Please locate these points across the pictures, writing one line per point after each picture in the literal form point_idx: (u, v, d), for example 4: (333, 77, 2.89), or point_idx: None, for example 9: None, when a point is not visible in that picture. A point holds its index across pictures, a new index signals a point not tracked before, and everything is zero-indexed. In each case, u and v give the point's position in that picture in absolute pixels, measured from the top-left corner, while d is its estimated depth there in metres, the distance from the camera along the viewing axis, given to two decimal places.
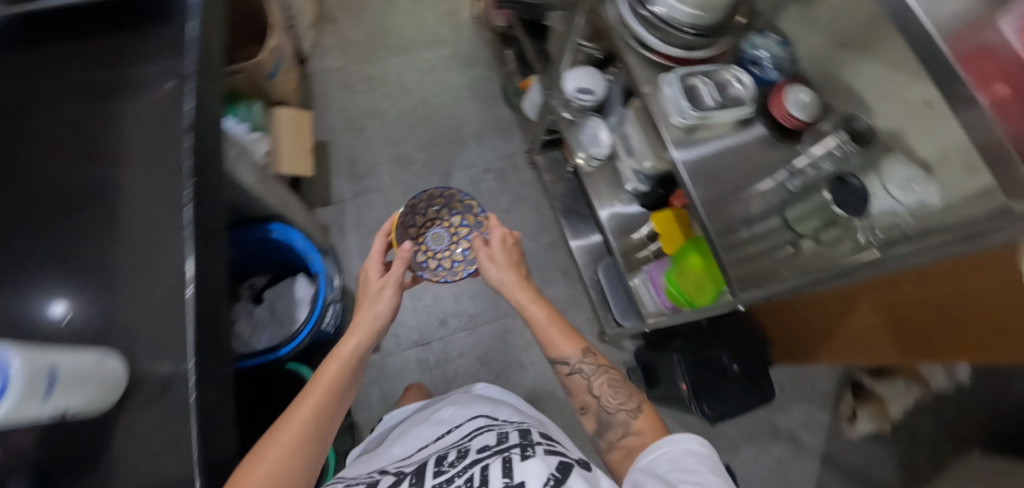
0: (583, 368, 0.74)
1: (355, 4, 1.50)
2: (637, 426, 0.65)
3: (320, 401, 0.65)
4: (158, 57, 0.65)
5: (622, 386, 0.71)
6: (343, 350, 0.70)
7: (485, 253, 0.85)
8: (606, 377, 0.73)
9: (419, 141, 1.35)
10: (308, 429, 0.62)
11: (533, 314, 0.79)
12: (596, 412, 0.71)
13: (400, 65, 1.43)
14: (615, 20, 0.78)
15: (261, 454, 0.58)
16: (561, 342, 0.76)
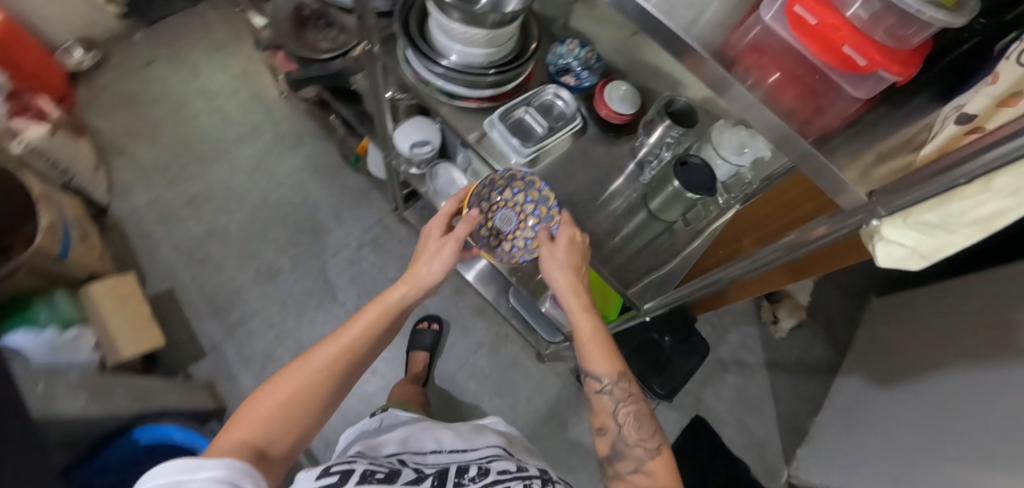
0: (615, 391, 0.55)
1: (142, 124, 1.31)
2: (653, 466, 0.51)
3: (361, 342, 0.56)
4: None
5: (647, 415, 0.55)
6: (388, 295, 0.60)
7: (544, 247, 0.65)
8: (633, 407, 0.55)
9: (277, 246, 1.22)
10: (337, 373, 0.53)
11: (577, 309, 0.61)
12: (613, 442, 0.55)
13: (221, 172, 1.28)
14: (412, 81, 0.70)
15: (288, 374, 0.51)
16: (595, 351, 0.57)
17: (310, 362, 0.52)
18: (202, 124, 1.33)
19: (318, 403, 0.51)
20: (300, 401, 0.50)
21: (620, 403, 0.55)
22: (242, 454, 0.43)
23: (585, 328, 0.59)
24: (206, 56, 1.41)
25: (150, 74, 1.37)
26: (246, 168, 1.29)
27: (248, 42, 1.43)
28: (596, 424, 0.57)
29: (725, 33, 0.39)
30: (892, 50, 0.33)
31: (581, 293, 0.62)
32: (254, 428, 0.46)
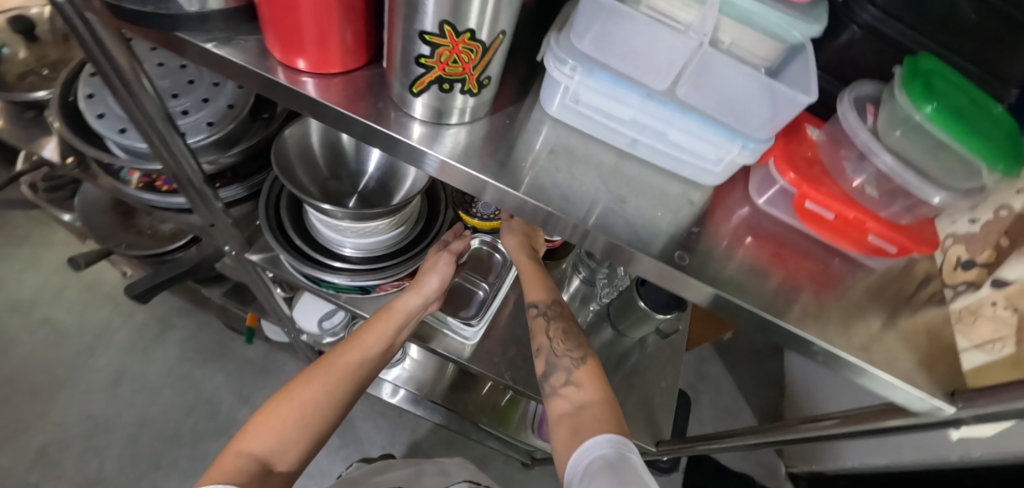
0: (549, 312, 0.48)
1: None
2: (583, 379, 0.44)
3: (375, 351, 0.49)
4: None
5: (575, 329, 0.48)
6: (403, 301, 0.50)
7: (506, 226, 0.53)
8: (562, 323, 0.48)
9: (178, 468, 0.96)
10: (349, 384, 0.45)
11: (517, 256, 0.52)
12: (546, 356, 0.47)
13: (72, 402, 0.99)
14: (305, 283, 0.54)
15: (300, 383, 0.43)
16: (530, 283, 0.50)
17: (323, 371, 0.45)
18: (24, 351, 1.02)
19: (333, 415, 0.44)
20: (315, 411, 0.42)
21: (550, 322, 0.48)
22: (248, 473, 0.36)
23: (528, 271, 0.51)
24: (5, 262, 1.10)
25: None
26: (106, 386, 1.01)
27: (61, 226, 1.14)
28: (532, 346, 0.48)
29: (724, 225, 0.29)
30: (921, 230, 0.27)
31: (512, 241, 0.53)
32: (263, 438, 0.39)
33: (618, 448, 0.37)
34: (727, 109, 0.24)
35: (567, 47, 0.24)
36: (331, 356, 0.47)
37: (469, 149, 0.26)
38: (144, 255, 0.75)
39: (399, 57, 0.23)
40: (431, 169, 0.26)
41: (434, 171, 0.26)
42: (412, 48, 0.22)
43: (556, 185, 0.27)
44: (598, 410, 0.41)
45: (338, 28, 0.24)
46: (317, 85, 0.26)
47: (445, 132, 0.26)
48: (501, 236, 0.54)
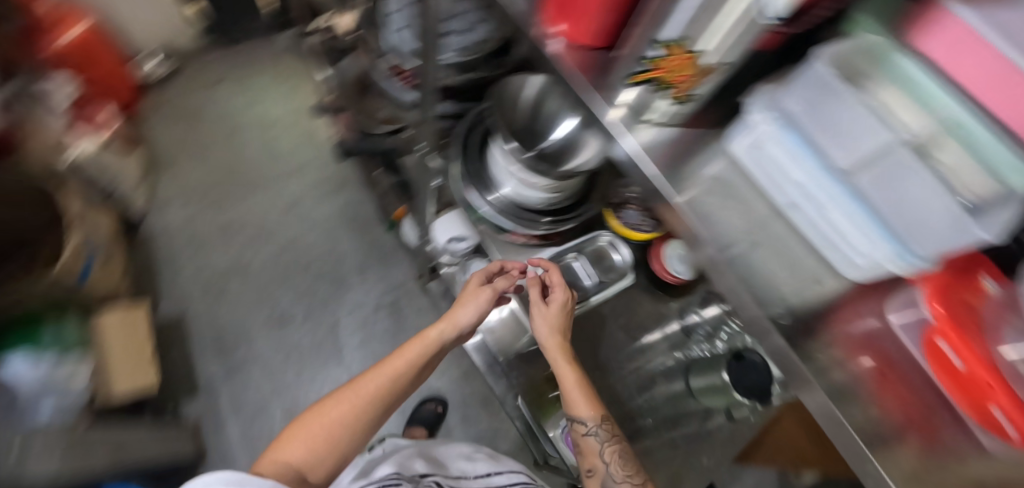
0: (600, 434, 0.56)
1: (196, 141, 1.32)
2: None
3: (402, 372, 0.58)
4: None
5: (626, 452, 0.56)
6: (430, 333, 0.59)
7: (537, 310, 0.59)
8: (615, 447, 0.56)
9: (295, 292, 1.19)
10: (374, 405, 0.55)
11: (546, 342, 0.59)
12: (604, 481, 0.54)
13: (259, 206, 1.28)
14: (461, 201, 0.64)
15: (332, 402, 0.54)
16: (579, 402, 0.57)
17: (351, 395, 0.54)
18: (252, 154, 1.33)
19: (358, 431, 0.54)
20: (345, 432, 0.52)
21: (604, 444, 0.56)
22: (284, 478, 0.46)
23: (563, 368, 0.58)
24: (270, 87, 1.43)
25: (214, 94, 1.40)
26: (283, 206, 1.29)
27: (313, 80, 1.44)
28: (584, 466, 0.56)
29: (836, 321, 0.31)
30: None
31: (545, 320, 0.59)
32: (299, 452, 0.49)
33: None
34: (893, 209, 0.25)
35: (773, 98, 0.28)
36: (363, 379, 0.56)
37: (651, 146, 0.33)
38: (360, 128, 0.95)
39: (629, 55, 0.30)
40: (616, 152, 0.34)
41: (623, 155, 0.33)
42: (642, 48, 0.28)
43: (704, 207, 0.31)
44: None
45: (597, 14, 0.31)
46: (564, 47, 0.34)
47: (639, 126, 0.33)
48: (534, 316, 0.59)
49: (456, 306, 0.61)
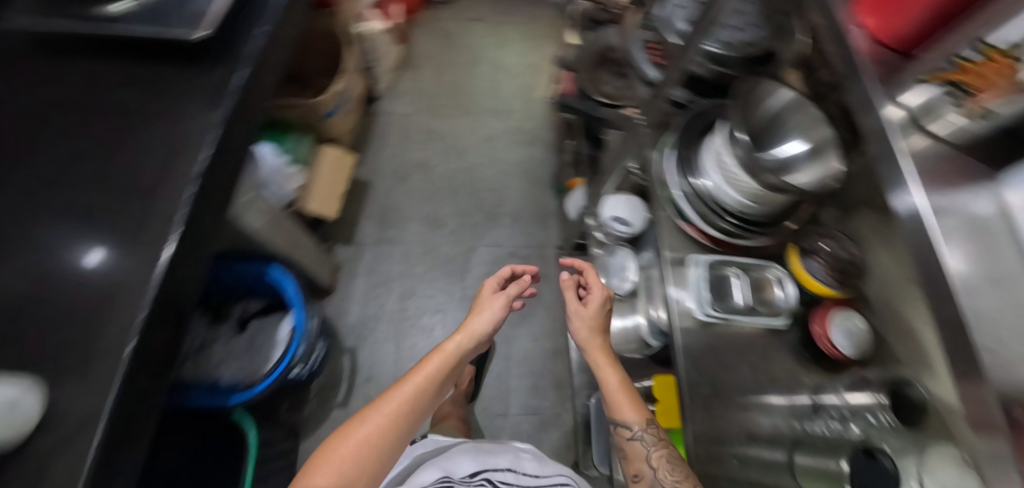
0: (645, 438, 0.61)
1: (442, 57, 1.54)
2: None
3: (423, 384, 0.68)
4: (184, 103, 0.68)
5: (680, 462, 0.57)
6: (448, 345, 0.73)
7: (573, 305, 0.77)
8: (663, 453, 0.59)
9: (455, 207, 1.34)
10: (401, 419, 0.64)
11: (585, 337, 0.73)
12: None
13: (462, 126, 1.45)
14: (656, 176, 0.71)
15: (358, 423, 0.61)
16: (623, 405, 0.64)
17: (375, 413, 0.62)
18: (477, 84, 1.52)
19: (385, 450, 0.61)
20: (371, 449, 0.59)
21: (649, 449, 0.60)
22: None
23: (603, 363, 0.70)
24: (517, 39, 1.61)
25: (473, 28, 1.61)
26: (480, 136, 1.44)
27: (553, 47, 1.59)
28: (632, 472, 0.61)
29: None
30: None
31: (584, 320, 0.74)
32: (328, 474, 0.55)
33: None
34: None
35: None
36: (386, 399, 0.64)
37: (919, 155, 0.36)
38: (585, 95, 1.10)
39: (934, 56, 0.35)
40: (897, 204, 0.33)
41: (899, 208, 0.33)
42: (958, 49, 0.33)
43: (962, 251, 0.31)
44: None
45: (911, 13, 0.37)
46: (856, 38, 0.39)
47: (910, 135, 0.37)
48: (574, 322, 0.76)
49: (469, 323, 0.78)
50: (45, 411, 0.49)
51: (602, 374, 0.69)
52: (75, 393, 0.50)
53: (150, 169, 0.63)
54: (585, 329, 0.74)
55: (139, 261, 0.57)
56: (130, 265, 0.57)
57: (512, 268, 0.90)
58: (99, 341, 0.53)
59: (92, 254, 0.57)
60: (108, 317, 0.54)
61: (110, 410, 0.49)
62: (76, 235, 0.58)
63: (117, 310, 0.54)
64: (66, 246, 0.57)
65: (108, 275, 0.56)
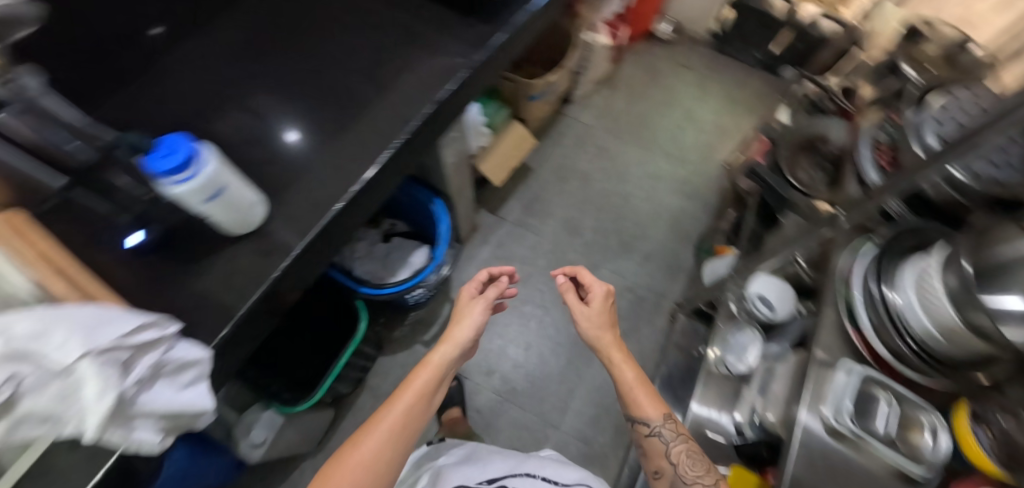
0: (662, 433, 0.75)
1: (642, 88, 1.60)
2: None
3: (415, 400, 0.73)
4: (446, 58, 0.85)
5: (700, 459, 0.73)
6: (433, 359, 0.77)
7: (582, 313, 0.87)
8: (684, 449, 0.74)
9: (596, 224, 1.39)
10: (396, 438, 0.69)
11: (600, 337, 0.84)
12: (673, 482, 0.73)
13: (633, 156, 1.49)
14: (841, 273, 0.74)
15: (354, 446, 0.66)
16: (642, 404, 0.79)
17: (365, 438, 0.67)
18: (664, 124, 1.55)
19: (387, 467, 0.66)
20: (371, 466, 0.65)
21: (669, 447, 0.74)
22: None
23: (614, 359, 0.83)
24: (721, 97, 1.60)
25: (683, 71, 1.64)
26: (647, 171, 1.47)
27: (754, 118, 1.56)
28: (654, 467, 0.76)
29: None
30: None
31: (590, 322, 0.86)
32: None
33: None
34: None
35: None
36: (376, 421, 0.69)
37: None
38: (774, 163, 1.14)
39: None
40: None
41: None
42: None
43: None
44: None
45: None
46: None
47: None
48: (581, 324, 0.87)
49: (451, 334, 0.81)
50: (260, 226, 0.72)
51: (619, 372, 0.82)
52: (286, 229, 0.72)
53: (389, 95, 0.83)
54: (599, 329, 0.85)
55: (354, 158, 0.78)
56: (348, 156, 0.78)
57: (487, 274, 0.90)
58: (314, 198, 0.75)
59: (291, 136, 0.80)
60: (328, 186, 0.76)
61: (297, 249, 0.71)
62: (322, 122, 0.82)
63: (334, 182, 0.76)
64: (304, 130, 0.81)
65: (335, 159, 0.78)
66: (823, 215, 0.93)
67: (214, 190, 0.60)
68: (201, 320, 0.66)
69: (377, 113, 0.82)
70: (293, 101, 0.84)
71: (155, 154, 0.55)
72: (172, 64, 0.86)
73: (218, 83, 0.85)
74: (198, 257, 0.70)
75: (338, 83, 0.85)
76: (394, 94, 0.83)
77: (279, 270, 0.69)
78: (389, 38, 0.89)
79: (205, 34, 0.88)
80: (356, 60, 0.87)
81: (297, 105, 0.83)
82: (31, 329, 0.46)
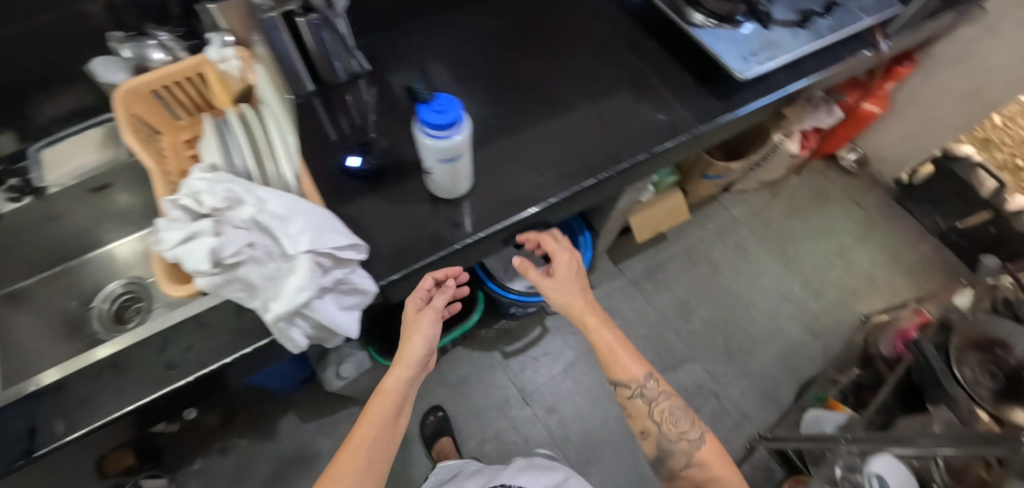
0: (647, 393, 0.69)
1: (805, 207, 1.53)
2: (704, 458, 0.65)
3: (373, 432, 0.63)
4: (672, 124, 0.89)
5: (684, 414, 0.69)
6: (386, 384, 0.66)
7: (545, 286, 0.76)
8: (669, 408, 0.69)
9: (707, 317, 1.35)
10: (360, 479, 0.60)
11: (571, 305, 0.74)
12: (660, 441, 0.69)
13: (770, 268, 1.43)
14: None
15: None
16: (618, 370, 0.70)
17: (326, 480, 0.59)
18: (815, 250, 1.46)
19: None
20: None
21: (653, 409, 0.69)
22: None
23: (590, 324, 0.72)
24: (888, 248, 1.48)
25: (854, 208, 1.55)
26: (778, 289, 1.40)
27: (918, 287, 1.42)
28: (640, 427, 0.71)
29: None
30: None
31: (559, 291, 0.75)
32: None
33: None
34: None
35: None
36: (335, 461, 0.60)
37: None
38: (940, 344, 1.05)
39: None
40: None
41: None
42: None
43: None
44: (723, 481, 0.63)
45: None
46: None
47: None
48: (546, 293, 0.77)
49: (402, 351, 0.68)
50: (459, 197, 0.76)
51: (598, 338, 0.72)
52: (483, 210, 0.76)
53: (610, 130, 0.87)
54: (567, 294, 0.75)
55: (554, 173, 0.82)
56: (559, 170, 0.82)
57: (433, 277, 0.73)
58: (515, 193, 0.79)
59: None
60: (534, 189, 0.80)
61: (481, 233, 0.74)
62: (544, 128, 0.87)
63: (541, 187, 0.80)
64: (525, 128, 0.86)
65: (547, 169, 0.82)
66: (980, 426, 0.85)
67: (452, 155, 0.64)
68: (380, 259, 0.70)
69: (586, 142, 0.86)
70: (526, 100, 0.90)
71: (426, 106, 0.60)
72: (432, 29, 0.97)
73: (468, 60, 0.94)
74: (399, 199, 0.76)
75: (570, 101, 0.91)
76: (616, 131, 0.87)
77: (460, 245, 0.73)
78: (629, 81, 0.94)
79: (467, 16, 0.99)
80: (592, 87, 0.93)
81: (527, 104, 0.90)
82: (281, 213, 0.54)
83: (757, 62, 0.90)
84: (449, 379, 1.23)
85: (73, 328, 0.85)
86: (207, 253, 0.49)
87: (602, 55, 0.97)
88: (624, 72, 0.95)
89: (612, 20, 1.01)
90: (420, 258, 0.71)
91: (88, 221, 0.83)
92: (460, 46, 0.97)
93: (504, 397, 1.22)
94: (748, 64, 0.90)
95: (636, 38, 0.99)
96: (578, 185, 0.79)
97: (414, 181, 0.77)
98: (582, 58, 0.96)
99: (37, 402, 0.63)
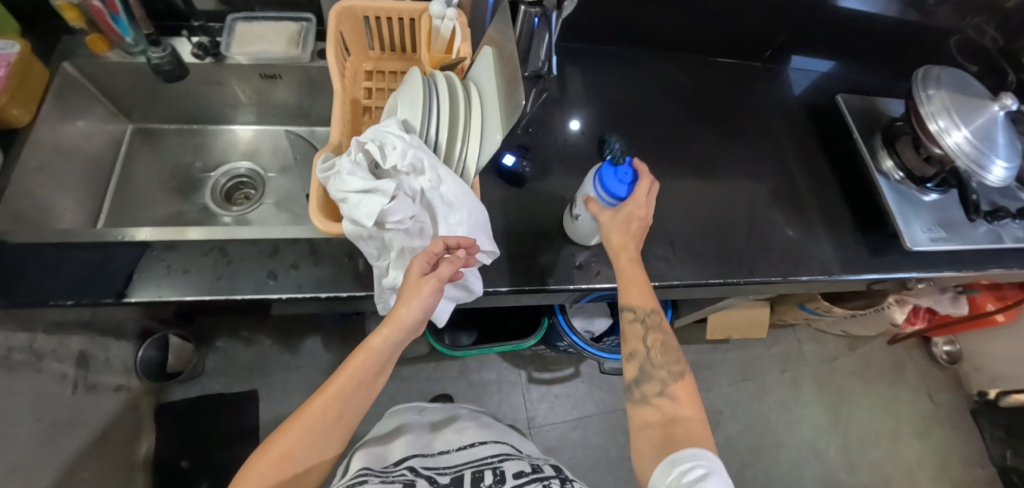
0: (647, 319, 0.59)
1: (875, 374, 1.45)
2: (677, 393, 0.56)
3: (350, 388, 0.50)
4: (814, 256, 0.84)
5: (669, 344, 0.60)
6: (370, 342, 0.50)
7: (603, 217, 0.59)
8: (659, 335, 0.60)
9: (731, 436, 1.30)
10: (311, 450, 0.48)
11: (613, 238, 0.59)
12: (642, 365, 0.59)
13: (815, 418, 1.36)
14: None
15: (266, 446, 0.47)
16: (631, 289, 0.59)
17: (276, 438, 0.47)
18: (867, 424, 1.38)
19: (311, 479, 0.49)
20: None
21: (648, 331, 0.59)
22: None
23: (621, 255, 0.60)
24: (940, 457, 1.38)
25: (925, 401, 1.45)
26: (814, 442, 1.33)
27: None
28: (627, 351, 0.60)
29: None
30: None
31: (612, 223, 0.59)
32: None
33: (697, 458, 0.48)
34: None
35: None
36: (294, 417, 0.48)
37: None
38: None
39: None
40: None
41: None
42: None
43: None
44: (690, 426, 0.53)
45: None
46: None
47: None
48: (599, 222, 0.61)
49: (394, 307, 0.50)
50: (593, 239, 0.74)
51: (624, 269, 0.60)
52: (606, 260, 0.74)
53: (752, 235, 0.84)
54: (616, 226, 0.59)
55: (683, 256, 0.79)
56: (689, 255, 0.80)
57: (445, 239, 0.52)
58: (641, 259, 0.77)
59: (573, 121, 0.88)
60: (660, 263, 0.77)
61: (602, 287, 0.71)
62: (689, 206, 0.85)
63: (667, 265, 0.78)
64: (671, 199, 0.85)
65: (678, 249, 0.80)
66: None
67: None
68: (495, 265, 0.69)
69: (725, 238, 0.83)
70: (681, 170, 0.89)
71: (611, 170, 0.58)
72: (622, 67, 0.98)
73: (643, 109, 0.94)
74: (532, 215, 0.75)
75: (723, 189, 0.88)
76: (757, 239, 0.84)
77: (576, 286, 0.70)
78: (787, 196, 0.90)
79: (659, 68, 1.00)
80: (749, 185, 0.90)
81: (681, 175, 0.88)
82: (449, 198, 0.54)
83: (929, 236, 0.84)
84: (470, 377, 1.23)
85: (190, 187, 0.88)
86: (376, 213, 0.48)
87: (770, 158, 0.94)
88: (785, 185, 0.92)
89: (795, 127, 0.99)
90: (533, 282, 0.69)
91: (242, 98, 0.86)
92: (641, 91, 0.96)
93: (512, 419, 1.21)
94: (922, 234, 0.84)
95: (811, 156, 0.96)
96: (708, 281, 0.76)
97: (552, 205, 0.77)
98: (749, 154, 0.94)
99: (144, 248, 0.65)
